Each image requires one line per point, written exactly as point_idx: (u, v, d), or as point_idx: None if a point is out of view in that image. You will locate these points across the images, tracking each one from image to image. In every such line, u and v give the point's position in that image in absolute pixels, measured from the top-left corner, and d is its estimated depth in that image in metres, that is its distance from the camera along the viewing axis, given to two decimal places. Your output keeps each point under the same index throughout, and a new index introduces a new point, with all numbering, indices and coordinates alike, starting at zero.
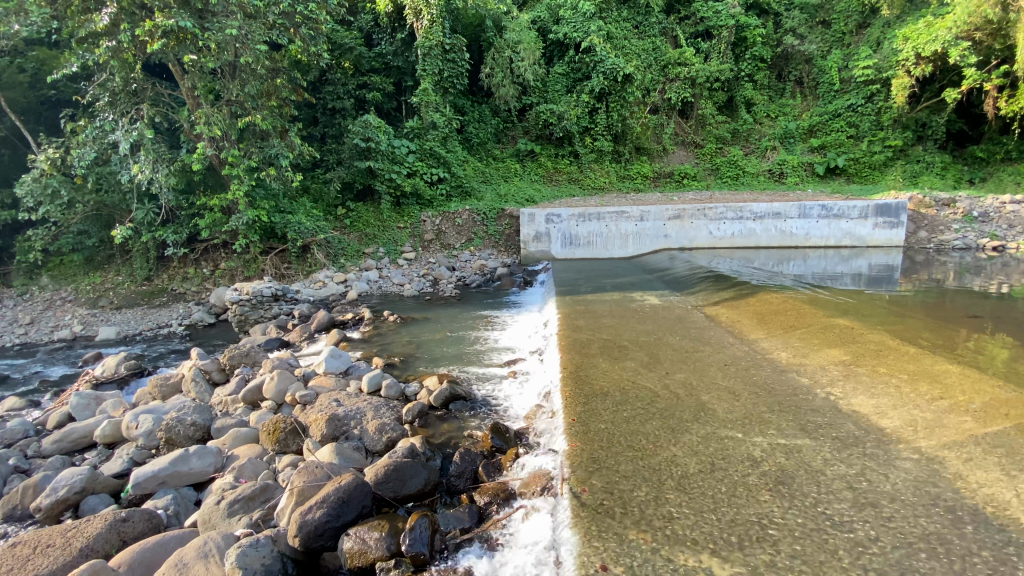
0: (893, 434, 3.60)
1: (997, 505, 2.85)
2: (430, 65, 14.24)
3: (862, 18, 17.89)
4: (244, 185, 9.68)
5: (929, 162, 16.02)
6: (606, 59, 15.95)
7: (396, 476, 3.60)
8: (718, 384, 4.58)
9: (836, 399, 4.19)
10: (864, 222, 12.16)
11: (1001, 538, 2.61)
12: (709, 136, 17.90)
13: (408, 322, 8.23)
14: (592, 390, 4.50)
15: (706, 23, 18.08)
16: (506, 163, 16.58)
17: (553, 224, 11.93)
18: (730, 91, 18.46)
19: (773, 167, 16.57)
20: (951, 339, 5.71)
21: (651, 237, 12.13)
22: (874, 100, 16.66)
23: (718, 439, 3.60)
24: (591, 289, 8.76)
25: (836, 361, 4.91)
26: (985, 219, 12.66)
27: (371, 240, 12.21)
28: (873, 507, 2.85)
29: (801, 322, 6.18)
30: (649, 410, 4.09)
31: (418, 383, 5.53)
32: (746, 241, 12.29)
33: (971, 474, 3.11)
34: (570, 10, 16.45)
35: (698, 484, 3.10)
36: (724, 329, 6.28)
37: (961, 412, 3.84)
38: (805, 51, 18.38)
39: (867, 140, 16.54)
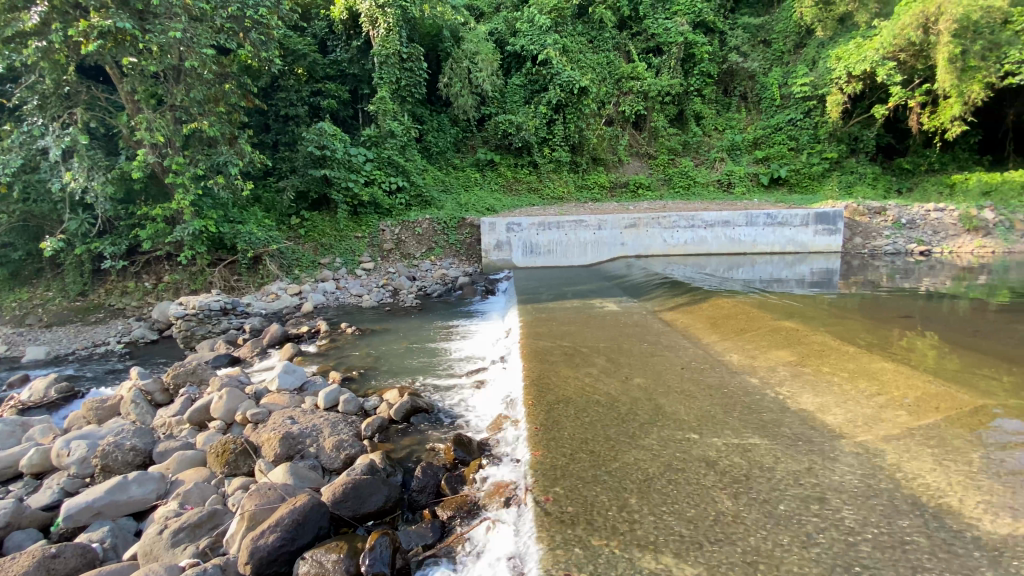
0: (837, 430, 3.79)
1: (932, 494, 3.01)
2: (386, 74, 14.19)
3: (798, 38, 19.01)
4: (189, 194, 9.24)
5: (861, 173, 17.14)
6: (562, 72, 16.41)
7: (355, 494, 3.48)
8: (676, 387, 4.69)
9: (783, 399, 4.40)
10: (805, 230, 12.84)
11: (936, 524, 2.77)
12: (661, 148, 18.52)
13: (366, 333, 8.05)
14: (554, 398, 4.52)
15: (657, 39, 18.99)
16: (466, 172, 16.49)
17: (514, 232, 12.03)
18: (680, 104, 19.24)
19: (722, 177, 17.23)
20: (886, 339, 6.09)
21: (609, 245, 12.39)
22: (812, 115, 17.74)
23: (677, 441, 3.69)
24: (552, 298, 8.85)
25: (783, 362, 5.15)
26: (912, 226, 13.52)
27: (326, 250, 11.82)
28: (822, 501, 2.97)
29: (750, 325, 6.46)
30: (610, 416, 4.14)
31: (376, 398, 5.40)
32: (698, 249, 12.74)
33: (908, 465, 3.30)
34: (526, 24, 16.85)
35: (656, 487, 3.15)
36: (680, 334, 6.48)
37: (896, 406, 4.08)
38: (748, 68, 19.37)
39: (806, 152, 17.49)
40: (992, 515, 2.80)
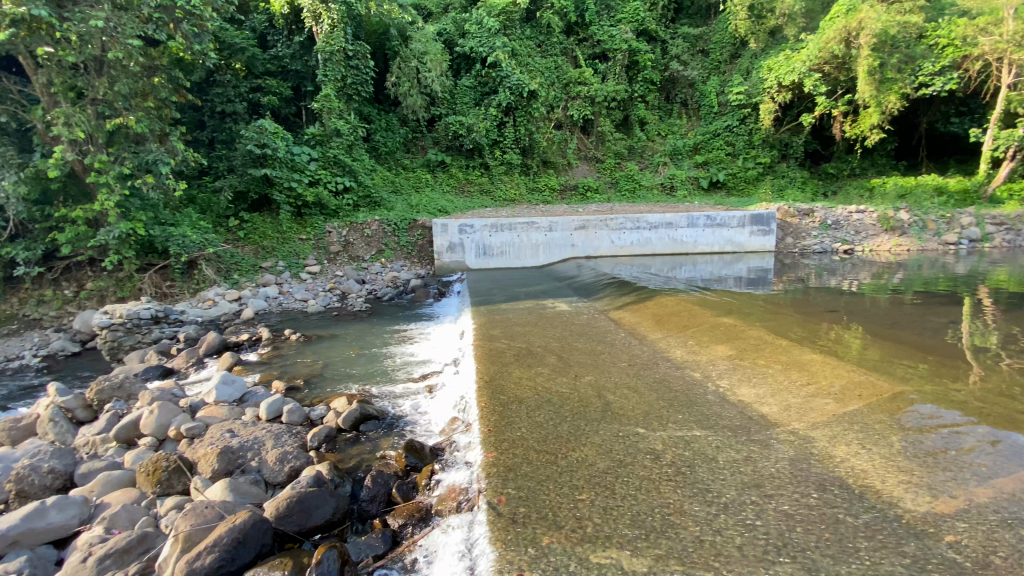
0: (772, 420, 4.02)
1: (857, 475, 3.24)
2: (331, 72, 13.77)
3: (734, 49, 20.02)
4: (114, 195, 8.60)
5: (791, 178, 18.28)
6: (511, 75, 16.55)
7: (301, 508, 3.35)
8: (624, 384, 4.82)
9: (724, 391, 4.62)
10: (742, 231, 13.56)
11: (861, 502, 2.98)
12: (608, 152, 19.02)
13: (312, 340, 7.77)
14: (507, 399, 4.53)
15: (602, 45, 19.54)
16: (416, 173, 16.24)
17: (466, 234, 11.98)
18: (625, 110, 19.84)
19: (666, 181, 17.89)
20: (816, 332, 6.52)
21: (560, 246, 12.58)
22: (746, 122, 18.75)
23: (626, 436, 3.79)
24: (504, 299, 8.87)
25: (722, 356, 5.41)
26: (837, 227, 14.49)
27: (268, 253, 11.27)
28: (759, 487, 3.13)
29: (693, 321, 6.73)
30: (561, 414, 4.20)
31: (323, 407, 5.23)
32: (644, 249, 13.16)
33: (835, 450, 3.54)
34: (475, 25, 16.88)
35: (606, 482, 3.22)
36: (627, 332, 6.66)
37: (825, 394, 4.37)
38: (688, 76, 20.22)
39: (742, 157, 18.46)
40: (909, 492, 3.04)
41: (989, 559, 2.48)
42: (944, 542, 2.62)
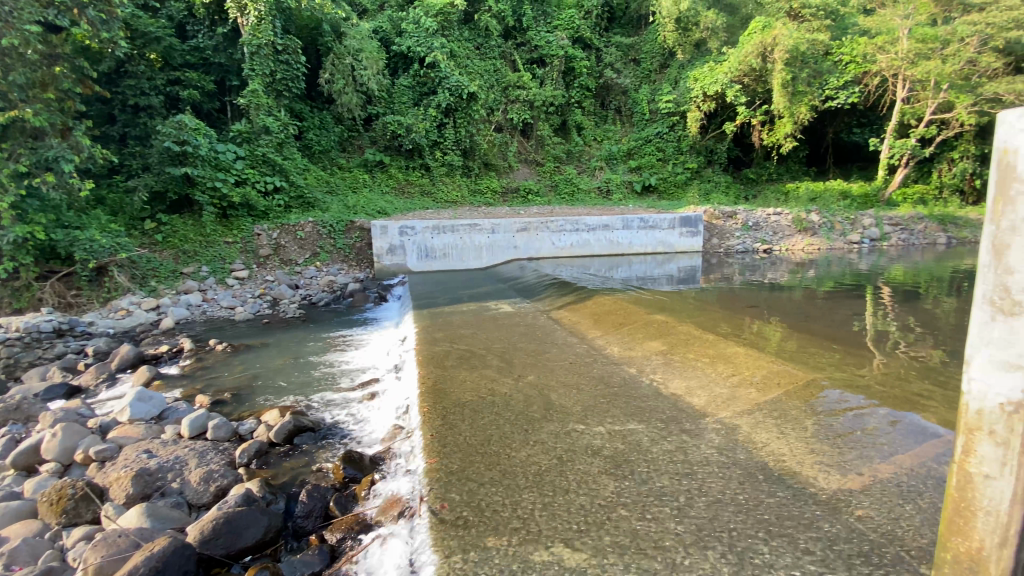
0: (702, 410, 4.26)
1: (777, 458, 3.49)
2: (259, 66, 13.06)
3: (663, 59, 21.00)
4: (8, 195, 7.71)
5: (716, 182, 19.44)
6: (450, 76, 16.48)
7: (228, 530, 3.16)
8: (564, 382, 4.93)
9: (658, 385, 4.83)
10: (672, 232, 14.25)
11: (779, 483, 3.22)
12: (547, 155, 19.37)
13: (241, 349, 7.33)
14: (449, 402, 4.50)
15: (540, 50, 19.90)
16: (352, 173, 15.74)
17: (407, 236, 11.77)
18: (563, 114, 20.29)
19: (602, 184, 18.44)
20: (740, 327, 6.98)
21: (502, 248, 12.63)
22: (675, 129, 19.71)
23: (566, 433, 3.88)
24: (447, 301, 8.81)
25: (656, 352, 5.67)
26: (757, 228, 15.54)
27: (189, 258, 10.48)
28: (691, 475, 3.31)
29: (629, 318, 7.00)
30: (504, 415, 4.24)
31: (253, 421, 4.95)
32: (583, 250, 13.50)
33: (757, 435, 3.80)
34: (412, 24, 16.66)
35: (548, 480, 3.27)
36: (567, 331, 6.82)
37: (748, 384, 4.67)
38: (621, 84, 20.99)
39: (672, 163, 19.39)
40: (823, 472, 3.30)
41: (890, 527, 2.74)
42: (853, 516, 2.86)
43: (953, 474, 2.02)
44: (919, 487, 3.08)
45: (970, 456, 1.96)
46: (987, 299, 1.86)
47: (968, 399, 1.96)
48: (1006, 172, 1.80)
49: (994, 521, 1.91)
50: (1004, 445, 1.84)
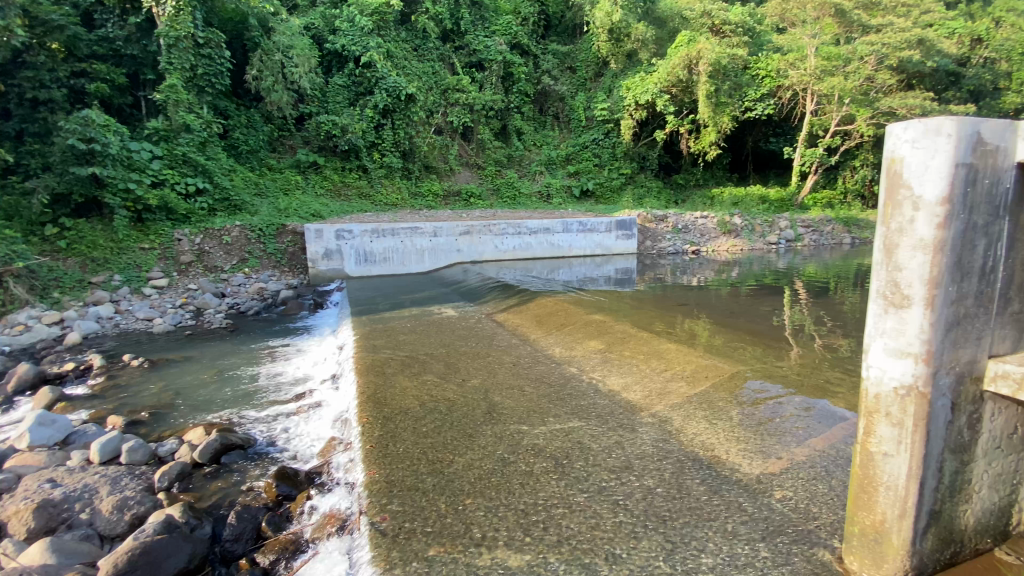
0: (639, 405, 4.44)
1: (707, 447, 3.70)
2: (177, 59, 12.20)
3: (598, 68, 21.70)
4: None
5: (649, 187, 20.32)
6: (387, 77, 16.16)
7: (147, 561, 2.95)
8: (507, 384, 4.96)
9: (597, 384, 4.98)
10: (609, 235, 14.75)
11: (709, 470, 3.41)
12: (488, 159, 19.45)
13: (160, 365, 6.78)
14: (390, 411, 4.40)
15: (478, 55, 19.98)
16: (284, 174, 15.04)
17: (344, 240, 11.39)
18: (502, 119, 20.46)
19: (542, 189, 18.74)
20: (673, 324, 7.34)
21: (444, 252, 12.52)
22: (610, 136, 20.41)
23: (509, 435, 3.91)
24: (387, 307, 8.62)
25: (595, 350, 5.84)
26: (686, 230, 16.38)
27: (99, 266, 9.56)
28: (628, 468, 3.43)
29: (569, 319, 7.16)
30: (447, 421, 4.20)
31: (175, 441, 4.60)
32: (525, 253, 13.66)
33: (689, 427, 4.01)
34: (346, 23, 16.24)
35: (491, 483, 3.28)
36: (510, 334, 6.88)
37: (680, 378, 4.91)
38: (558, 91, 21.47)
39: (608, 168, 20.06)
40: (747, 459, 3.52)
41: (805, 505, 2.97)
42: (774, 498, 3.07)
43: (858, 456, 2.23)
44: (829, 467, 3.36)
45: (870, 436, 2.17)
46: (882, 293, 2.07)
47: (868, 384, 2.16)
48: (895, 178, 2.00)
49: (893, 495, 2.12)
50: (899, 426, 2.05)
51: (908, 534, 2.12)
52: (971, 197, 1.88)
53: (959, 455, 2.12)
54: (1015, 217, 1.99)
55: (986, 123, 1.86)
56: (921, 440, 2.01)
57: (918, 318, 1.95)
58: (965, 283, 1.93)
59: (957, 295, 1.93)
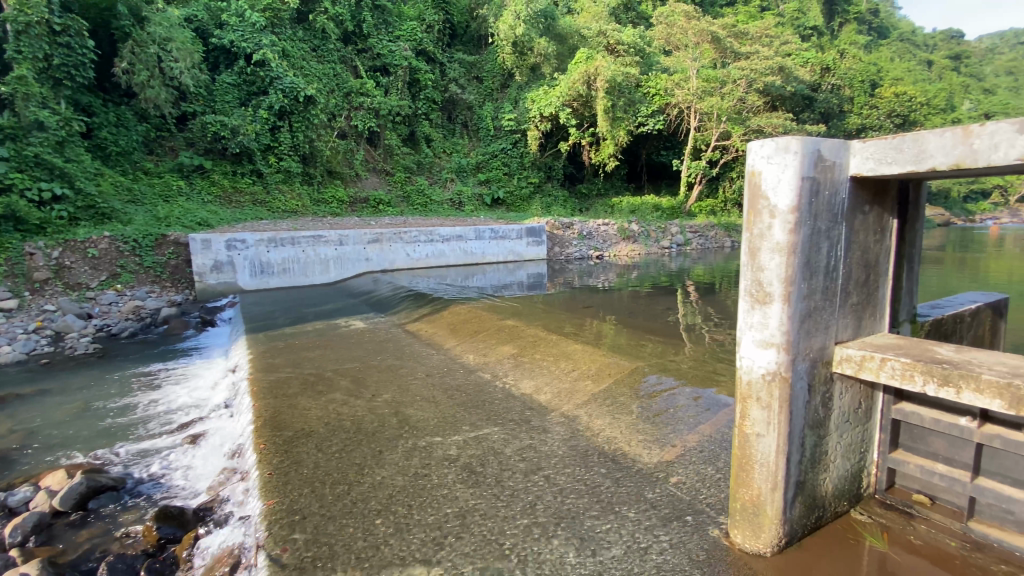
0: (549, 406, 4.60)
1: (612, 441, 3.91)
2: (27, 46, 10.53)
3: (503, 79, 22.17)
4: None
5: (556, 196, 21.11)
6: (283, 76, 15.21)
7: None
8: (420, 395, 4.87)
9: (509, 389, 5.05)
10: (520, 242, 15.09)
11: (614, 462, 3.61)
12: (396, 166, 19.12)
13: (8, 402, 5.76)
14: (293, 434, 4.13)
15: (382, 59, 19.56)
16: (164, 179, 13.59)
17: (237, 251, 10.51)
18: (410, 125, 20.18)
19: (454, 197, 18.73)
20: (581, 326, 7.67)
21: (352, 261, 12.02)
22: (518, 146, 20.88)
23: (422, 448, 3.83)
24: (289, 322, 8.11)
25: (507, 355, 5.94)
26: (591, 236, 17.18)
27: None
28: (540, 469, 3.51)
29: (482, 324, 7.21)
30: (355, 439, 4.02)
31: (30, 488, 3.94)
32: (437, 261, 13.53)
33: (595, 422, 4.22)
34: (235, 17, 15.13)
35: (402, 500, 3.19)
36: (424, 343, 6.78)
37: (587, 376, 5.14)
38: (466, 99, 21.59)
39: (516, 177, 20.53)
40: (647, 449, 3.76)
41: (698, 488, 3.23)
42: (670, 484, 3.30)
43: (737, 439, 2.46)
44: (717, 449, 3.69)
45: (746, 419, 2.41)
46: (749, 291, 2.32)
47: (741, 372, 2.40)
48: (755, 190, 2.26)
49: (766, 471, 2.37)
50: (768, 408, 2.30)
51: (780, 504, 2.39)
52: (815, 206, 2.18)
53: (817, 430, 2.42)
54: (849, 222, 2.33)
55: (825, 142, 2.17)
56: (785, 419, 2.27)
57: (778, 312, 2.21)
58: (813, 280, 2.23)
59: (808, 290, 2.22)
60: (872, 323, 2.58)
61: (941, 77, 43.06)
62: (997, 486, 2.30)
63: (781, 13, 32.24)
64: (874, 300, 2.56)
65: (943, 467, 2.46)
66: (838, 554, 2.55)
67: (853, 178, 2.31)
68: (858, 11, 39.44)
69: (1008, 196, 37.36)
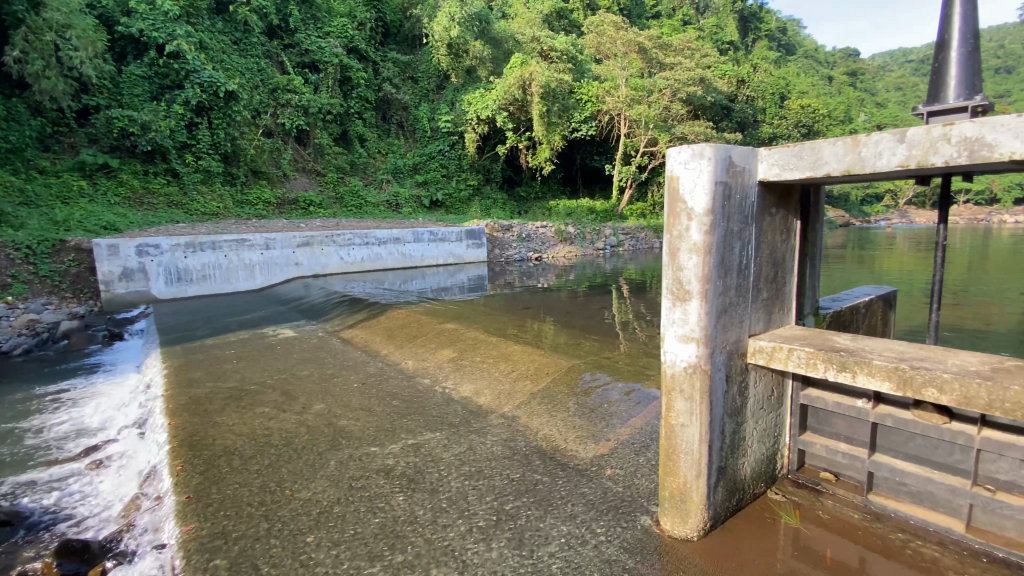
0: (489, 408, 4.60)
1: (551, 439, 3.97)
2: None
3: (438, 80, 21.98)
4: None
5: (495, 199, 21.24)
6: (201, 70, 14.20)
7: None
8: (355, 405, 4.71)
9: (449, 393, 5.00)
10: (460, 244, 15.00)
11: (553, 460, 3.66)
12: (328, 166, 18.47)
13: None
14: (214, 453, 3.86)
15: (311, 55, 18.82)
16: (62, 178, 12.27)
17: (149, 257, 9.70)
18: (342, 124, 19.54)
19: (390, 199, 18.34)
20: (521, 327, 7.75)
21: (280, 266, 11.44)
22: (455, 148, 20.75)
23: (357, 460, 3.70)
24: (211, 332, 7.58)
25: (447, 359, 5.88)
26: (530, 238, 17.38)
27: None
28: (480, 472, 3.50)
29: (421, 328, 7.08)
30: (284, 454, 3.83)
31: None
32: (374, 265, 13.18)
33: (534, 422, 4.27)
34: (144, 4, 13.96)
35: (336, 514, 3.07)
36: (359, 350, 6.57)
37: (526, 377, 5.19)
38: (401, 100, 21.20)
39: (455, 179, 20.42)
40: (583, 445, 3.85)
41: (630, 479, 3.35)
42: (605, 477, 3.40)
43: (664, 431, 2.57)
44: (648, 441, 3.84)
45: (671, 410, 2.53)
46: (670, 289, 2.45)
47: (666, 366, 2.52)
48: (674, 194, 2.38)
49: (691, 459, 2.50)
50: (690, 399, 2.43)
51: (704, 490, 2.53)
52: (727, 209, 2.33)
53: (735, 418, 2.58)
54: (758, 224, 2.52)
55: (735, 150, 2.32)
56: (706, 409, 2.41)
57: (697, 308, 2.34)
58: (727, 277, 2.39)
59: (723, 288, 2.37)
60: (781, 316, 2.79)
61: (841, 92, 47.47)
62: (890, 460, 2.55)
63: (702, 26, 34.28)
64: (782, 295, 2.77)
65: (845, 446, 2.71)
66: (756, 532, 2.72)
67: (760, 183, 2.50)
68: (769, 28, 42.72)
69: (897, 199, 41.87)
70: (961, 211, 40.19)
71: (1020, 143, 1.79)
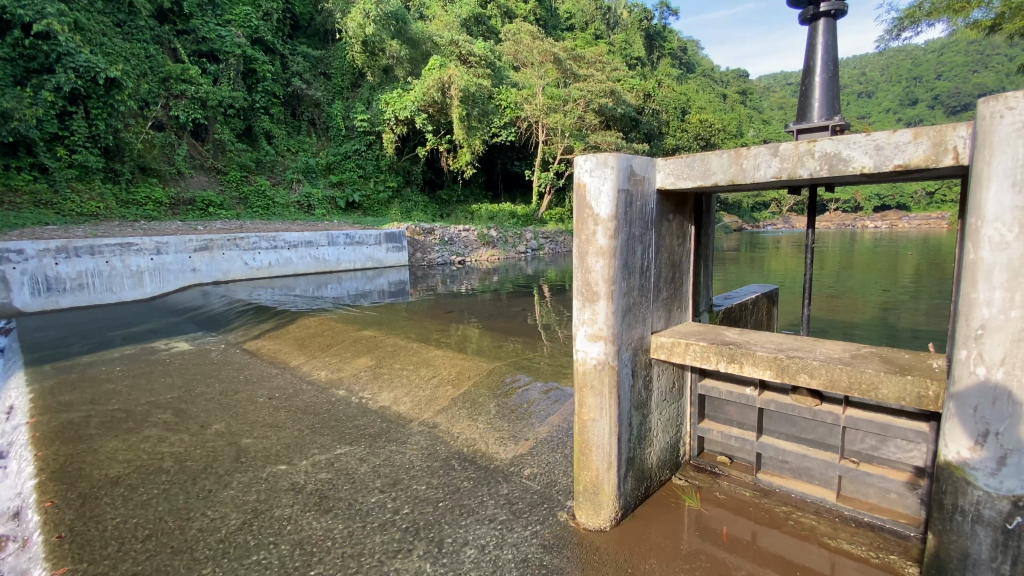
0: (408, 416, 4.52)
1: (472, 444, 3.95)
2: None
3: (353, 78, 21.15)
4: None
5: (415, 202, 21.02)
6: (76, 53, 12.50)
7: None
8: (261, 421, 4.41)
9: (365, 403, 4.84)
10: (379, 248, 14.56)
11: (473, 464, 3.66)
12: (230, 163, 17.31)
13: None
14: (94, 484, 3.44)
15: (209, 44, 17.37)
16: None
17: (9, 263, 8.34)
18: (246, 119, 18.48)
19: (301, 199, 17.45)
20: (441, 332, 7.67)
21: (173, 271, 10.46)
22: (372, 148, 20.05)
23: (264, 479, 3.48)
24: (90, 349, 6.72)
25: (364, 367, 5.67)
26: (452, 242, 17.26)
27: None
28: (397, 483, 3.42)
29: (336, 336, 6.75)
30: (178, 480, 3.49)
31: None
32: (284, 269, 12.50)
33: (455, 427, 4.24)
34: None
35: (238, 541, 2.86)
36: (266, 363, 6.17)
37: (446, 382, 5.14)
38: (312, 96, 20.29)
39: (373, 181, 19.82)
40: (503, 446, 3.89)
41: (548, 477, 3.44)
42: (523, 477, 3.47)
43: (576, 426, 2.68)
44: (563, 437, 3.97)
45: (584, 407, 2.63)
46: (580, 290, 2.55)
47: (578, 363, 2.61)
48: (583, 200, 2.48)
49: (602, 452, 2.62)
50: (601, 394, 2.55)
51: (614, 481, 2.66)
52: (629, 214, 2.48)
53: (641, 410, 2.75)
54: (657, 229, 2.70)
55: (635, 160, 2.48)
56: (614, 404, 2.54)
57: (604, 309, 2.47)
58: (630, 279, 2.53)
59: (627, 289, 2.52)
60: (679, 314, 3.02)
61: (733, 108, 52.32)
62: (774, 440, 2.83)
63: (612, 41, 36.18)
64: (679, 295, 3.00)
65: (736, 431, 2.98)
66: (662, 517, 2.89)
67: (658, 191, 2.68)
68: (670, 46, 45.93)
69: (780, 206, 46.87)
70: (830, 217, 45.85)
71: (869, 158, 2.08)
